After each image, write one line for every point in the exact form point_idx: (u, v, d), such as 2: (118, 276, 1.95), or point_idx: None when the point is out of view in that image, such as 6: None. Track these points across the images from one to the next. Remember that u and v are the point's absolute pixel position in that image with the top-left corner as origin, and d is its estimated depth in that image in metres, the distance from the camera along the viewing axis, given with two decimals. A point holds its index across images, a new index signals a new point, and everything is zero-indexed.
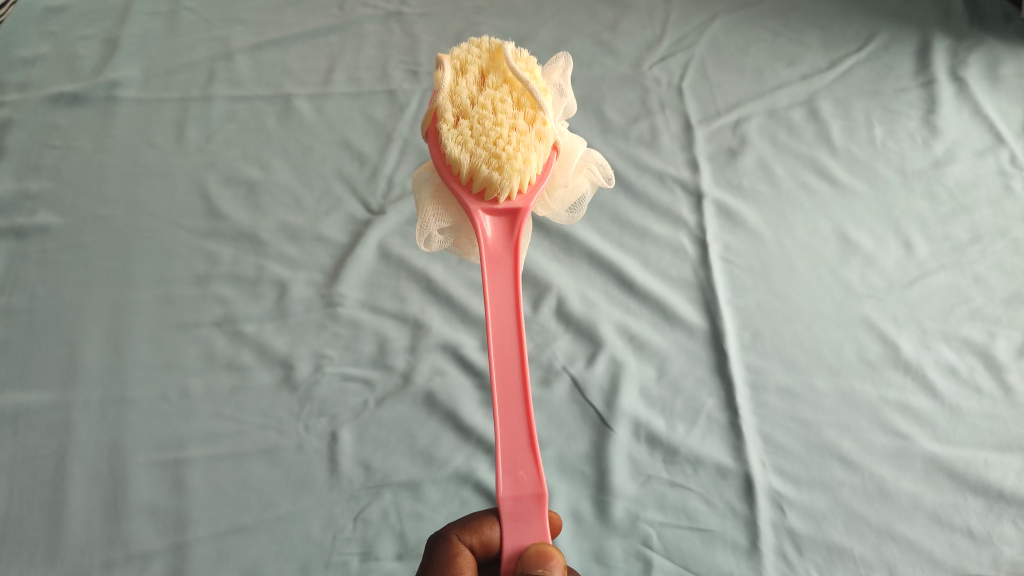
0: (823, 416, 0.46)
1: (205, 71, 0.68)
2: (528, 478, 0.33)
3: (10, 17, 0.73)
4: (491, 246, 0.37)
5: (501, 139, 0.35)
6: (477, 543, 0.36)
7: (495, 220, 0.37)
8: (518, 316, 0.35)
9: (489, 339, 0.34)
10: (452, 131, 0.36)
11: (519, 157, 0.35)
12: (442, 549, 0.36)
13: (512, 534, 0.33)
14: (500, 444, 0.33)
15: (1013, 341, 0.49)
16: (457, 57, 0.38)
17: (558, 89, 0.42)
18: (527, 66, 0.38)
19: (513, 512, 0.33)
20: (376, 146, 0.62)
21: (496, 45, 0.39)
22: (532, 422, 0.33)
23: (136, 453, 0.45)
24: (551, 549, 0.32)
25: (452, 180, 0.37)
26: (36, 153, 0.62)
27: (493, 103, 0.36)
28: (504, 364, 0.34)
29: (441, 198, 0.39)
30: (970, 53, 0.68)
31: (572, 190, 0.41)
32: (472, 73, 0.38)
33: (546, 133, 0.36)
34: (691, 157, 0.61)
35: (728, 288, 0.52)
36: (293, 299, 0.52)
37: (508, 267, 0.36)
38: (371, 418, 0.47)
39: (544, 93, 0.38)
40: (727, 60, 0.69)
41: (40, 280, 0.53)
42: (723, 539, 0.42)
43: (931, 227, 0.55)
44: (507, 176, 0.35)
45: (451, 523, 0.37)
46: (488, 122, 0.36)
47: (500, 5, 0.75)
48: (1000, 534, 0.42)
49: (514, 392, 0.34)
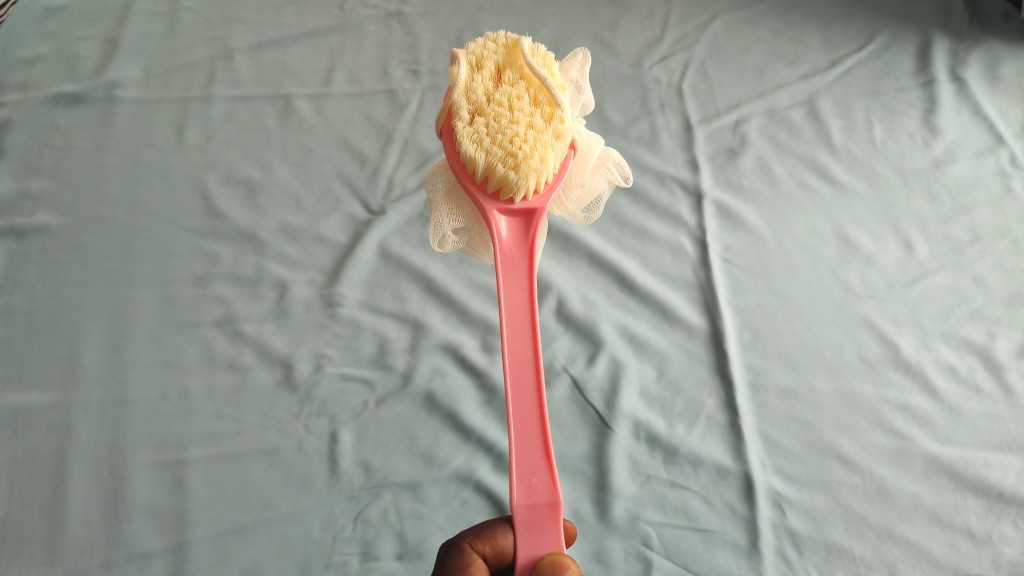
0: (823, 416, 0.46)
1: (205, 71, 0.68)
2: (542, 486, 0.33)
3: (11, 17, 0.74)
4: (506, 248, 0.36)
5: (517, 138, 0.35)
6: (490, 552, 0.35)
7: (511, 221, 0.37)
8: (532, 322, 0.35)
9: (503, 344, 0.34)
10: (467, 129, 0.35)
11: (535, 156, 0.35)
12: (454, 557, 0.35)
13: (526, 543, 0.33)
14: (514, 452, 0.33)
15: (1013, 341, 0.49)
16: (473, 53, 0.38)
17: (575, 85, 0.41)
18: (544, 62, 0.38)
19: (527, 521, 0.33)
20: (375, 146, 0.62)
21: (513, 40, 0.39)
22: (546, 428, 0.33)
23: (136, 453, 0.45)
24: (566, 559, 0.31)
25: (466, 178, 0.37)
26: (36, 153, 0.62)
27: (509, 100, 0.36)
28: (519, 369, 0.34)
29: (453, 198, 0.39)
30: (969, 53, 0.68)
31: (589, 190, 0.41)
32: (488, 69, 0.37)
33: (563, 131, 0.36)
34: (691, 157, 0.61)
35: (728, 287, 0.53)
36: (293, 299, 0.52)
37: (522, 269, 0.36)
38: (371, 418, 0.47)
39: (561, 90, 0.38)
40: (727, 61, 0.69)
41: (40, 280, 0.53)
42: (723, 539, 0.42)
43: (931, 227, 0.55)
44: (524, 175, 0.35)
45: (465, 532, 0.37)
46: (504, 119, 0.35)
47: (501, 5, 0.75)
48: (1000, 534, 0.42)
49: (528, 398, 0.34)
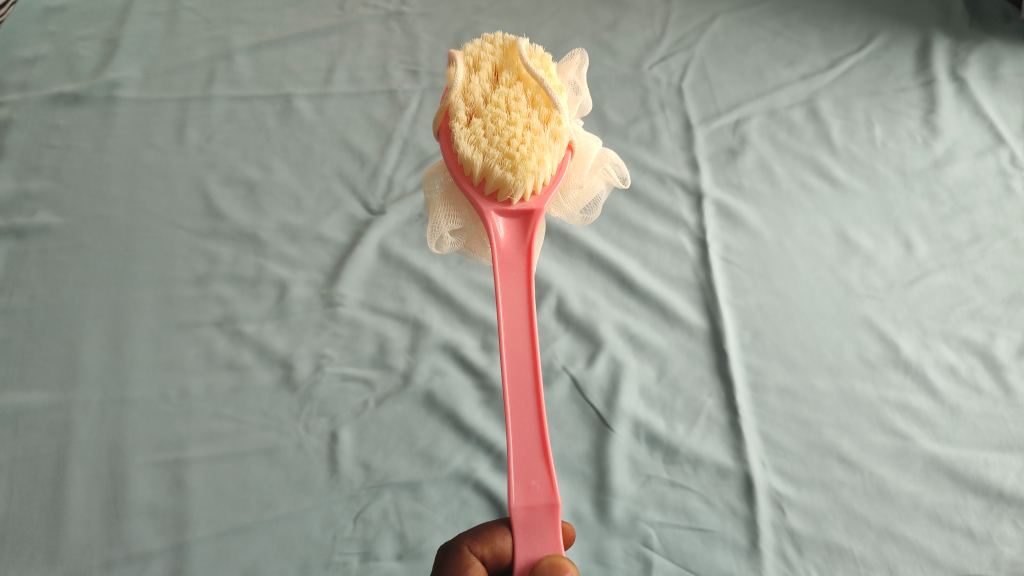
0: (822, 417, 0.46)
1: (205, 71, 0.69)
2: (541, 488, 0.33)
3: (11, 17, 0.74)
4: (504, 249, 0.36)
5: (515, 139, 0.35)
6: (488, 554, 0.35)
7: (509, 222, 0.37)
8: (531, 322, 0.35)
9: (501, 345, 0.34)
10: (465, 130, 0.35)
11: (533, 157, 0.35)
12: (453, 559, 0.35)
13: (525, 545, 0.33)
14: (513, 453, 0.33)
15: (1013, 341, 0.49)
16: (470, 54, 0.38)
17: (573, 86, 0.42)
18: (542, 63, 0.38)
19: (526, 523, 0.33)
20: (375, 146, 0.62)
21: (510, 41, 0.39)
22: (545, 429, 0.33)
23: (136, 453, 0.45)
24: (565, 561, 0.31)
25: (464, 179, 0.37)
26: (36, 153, 0.62)
27: (507, 101, 0.36)
28: (517, 370, 0.34)
29: (452, 199, 0.39)
30: (969, 53, 0.68)
31: (587, 191, 0.41)
32: (485, 70, 0.37)
33: (561, 132, 0.36)
34: (691, 157, 0.61)
35: (728, 287, 0.53)
36: (293, 299, 0.52)
37: (521, 270, 0.36)
38: (371, 418, 0.47)
39: (559, 91, 0.38)
40: (727, 61, 0.69)
41: (40, 280, 0.53)
42: (723, 539, 0.42)
43: (931, 227, 0.55)
44: (521, 177, 0.35)
45: (463, 534, 0.36)
46: (501, 120, 0.35)
47: (500, 6, 0.75)
48: (1001, 534, 0.42)
49: (526, 399, 0.34)
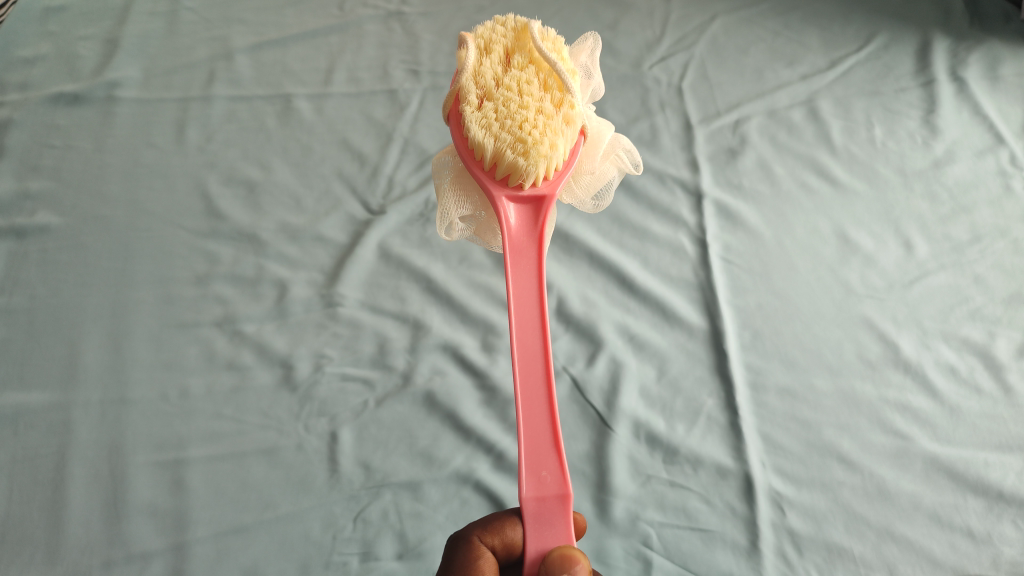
0: (822, 416, 0.46)
1: (206, 70, 0.69)
2: (552, 479, 0.33)
3: (10, 17, 0.73)
4: (515, 236, 0.36)
5: (526, 123, 0.35)
6: (498, 545, 0.35)
7: (519, 208, 0.37)
8: (541, 311, 0.35)
9: (512, 334, 0.34)
10: (476, 113, 0.35)
11: (546, 142, 0.35)
12: (463, 551, 0.35)
13: (534, 535, 0.32)
14: (523, 444, 0.33)
15: (1013, 341, 0.49)
16: (481, 37, 0.38)
17: (585, 71, 0.41)
18: (554, 46, 0.38)
19: (537, 514, 0.32)
20: (375, 146, 0.62)
21: (521, 23, 0.39)
22: (556, 420, 0.33)
23: (136, 452, 0.45)
24: (576, 553, 0.31)
25: (475, 164, 0.37)
26: (37, 153, 0.62)
27: (518, 84, 0.36)
28: (528, 360, 0.34)
29: (461, 185, 0.39)
30: (969, 53, 0.68)
31: (599, 177, 0.41)
32: (497, 53, 0.37)
33: (574, 117, 0.36)
34: (691, 157, 0.61)
35: (728, 287, 0.53)
36: (293, 299, 0.52)
37: (531, 259, 0.36)
38: (371, 418, 0.47)
39: (571, 75, 0.38)
40: (728, 61, 0.69)
41: (40, 281, 0.53)
42: (723, 539, 0.42)
43: (931, 227, 0.55)
44: (533, 162, 0.34)
45: (473, 524, 0.36)
46: (513, 104, 0.35)
47: (501, 6, 0.75)
48: (1000, 534, 0.42)
49: (537, 389, 0.34)
